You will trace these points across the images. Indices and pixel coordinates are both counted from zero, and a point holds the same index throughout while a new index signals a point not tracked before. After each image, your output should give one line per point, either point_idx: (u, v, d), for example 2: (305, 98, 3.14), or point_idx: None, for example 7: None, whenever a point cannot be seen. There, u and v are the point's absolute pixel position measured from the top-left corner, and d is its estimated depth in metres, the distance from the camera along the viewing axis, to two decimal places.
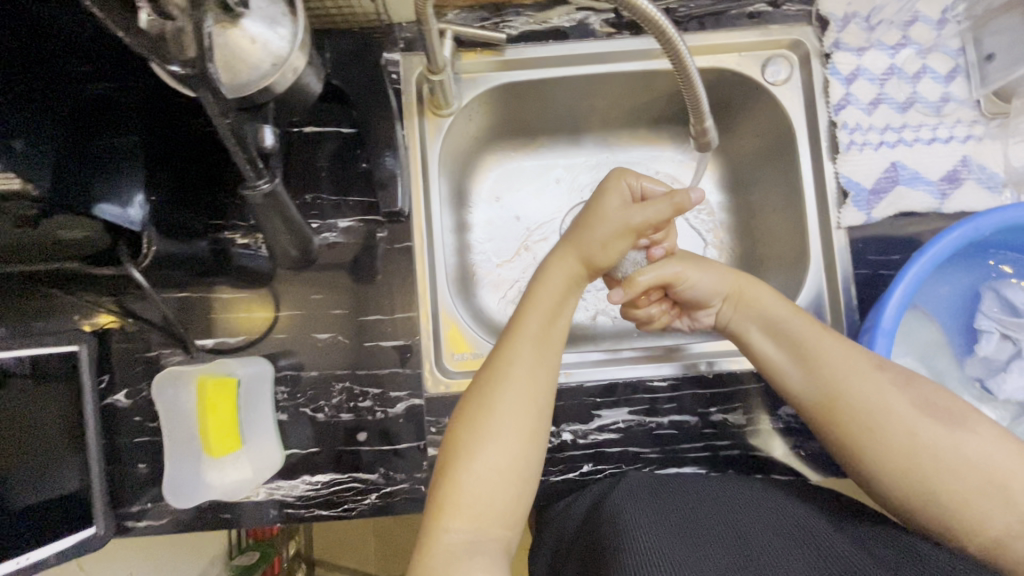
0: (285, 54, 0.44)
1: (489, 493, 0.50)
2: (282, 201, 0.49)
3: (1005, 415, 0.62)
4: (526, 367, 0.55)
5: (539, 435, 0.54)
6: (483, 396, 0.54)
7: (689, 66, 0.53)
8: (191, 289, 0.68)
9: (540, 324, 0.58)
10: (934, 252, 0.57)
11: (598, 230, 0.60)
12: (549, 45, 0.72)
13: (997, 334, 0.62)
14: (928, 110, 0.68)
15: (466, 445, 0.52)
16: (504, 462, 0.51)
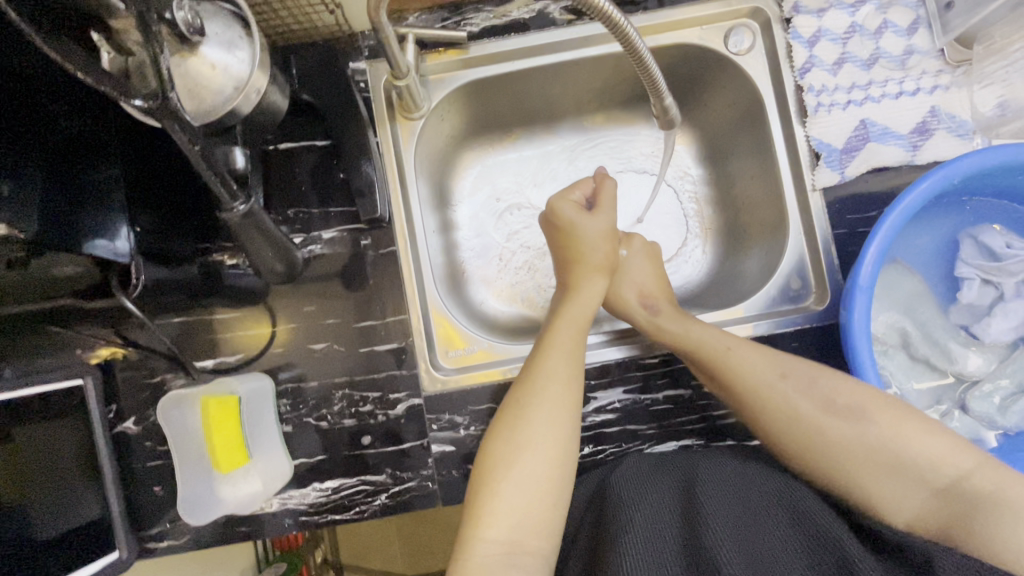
0: (246, 76, 0.45)
1: (529, 508, 0.52)
2: (262, 219, 0.50)
3: (994, 358, 0.62)
4: (558, 383, 0.58)
5: (573, 451, 0.55)
6: (519, 408, 0.57)
7: (641, 46, 0.53)
8: (188, 313, 0.70)
9: (568, 342, 0.61)
10: (907, 206, 0.57)
11: (592, 249, 0.67)
12: (511, 38, 0.73)
13: (977, 280, 0.62)
14: (893, 65, 0.68)
15: (503, 459, 0.54)
16: (541, 477, 0.53)
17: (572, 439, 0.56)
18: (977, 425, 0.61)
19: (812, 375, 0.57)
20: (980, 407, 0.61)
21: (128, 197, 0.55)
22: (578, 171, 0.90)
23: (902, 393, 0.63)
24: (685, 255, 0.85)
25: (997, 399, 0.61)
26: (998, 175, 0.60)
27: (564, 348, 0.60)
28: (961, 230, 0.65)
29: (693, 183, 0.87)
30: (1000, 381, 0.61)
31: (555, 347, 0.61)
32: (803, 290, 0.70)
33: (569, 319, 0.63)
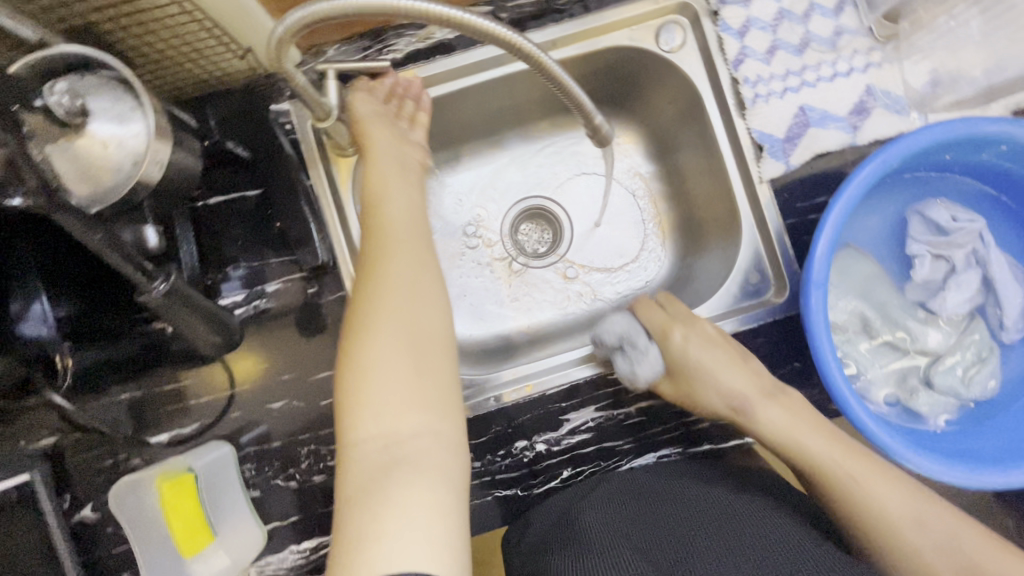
0: (143, 149, 0.42)
1: (404, 396, 0.48)
2: (190, 293, 0.47)
3: (951, 331, 0.63)
4: (397, 260, 0.53)
5: (429, 322, 0.52)
6: (359, 298, 0.51)
7: (557, 70, 0.50)
8: (134, 386, 0.66)
9: (399, 217, 0.57)
10: (850, 196, 0.56)
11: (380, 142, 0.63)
12: (438, 60, 0.71)
13: (927, 256, 0.62)
14: (823, 47, 0.68)
15: (358, 362, 0.48)
16: (409, 361, 0.49)
17: (433, 312, 0.52)
18: (943, 399, 0.62)
19: (950, 530, 0.53)
20: (945, 382, 0.61)
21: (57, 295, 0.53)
22: (528, 181, 0.89)
23: (869, 377, 0.63)
24: (644, 257, 0.86)
25: (959, 372, 0.61)
26: (936, 151, 0.60)
27: (396, 225, 0.56)
28: (907, 207, 0.64)
29: (644, 182, 0.86)
30: (960, 354, 0.62)
31: (392, 228, 0.56)
32: (762, 282, 0.69)
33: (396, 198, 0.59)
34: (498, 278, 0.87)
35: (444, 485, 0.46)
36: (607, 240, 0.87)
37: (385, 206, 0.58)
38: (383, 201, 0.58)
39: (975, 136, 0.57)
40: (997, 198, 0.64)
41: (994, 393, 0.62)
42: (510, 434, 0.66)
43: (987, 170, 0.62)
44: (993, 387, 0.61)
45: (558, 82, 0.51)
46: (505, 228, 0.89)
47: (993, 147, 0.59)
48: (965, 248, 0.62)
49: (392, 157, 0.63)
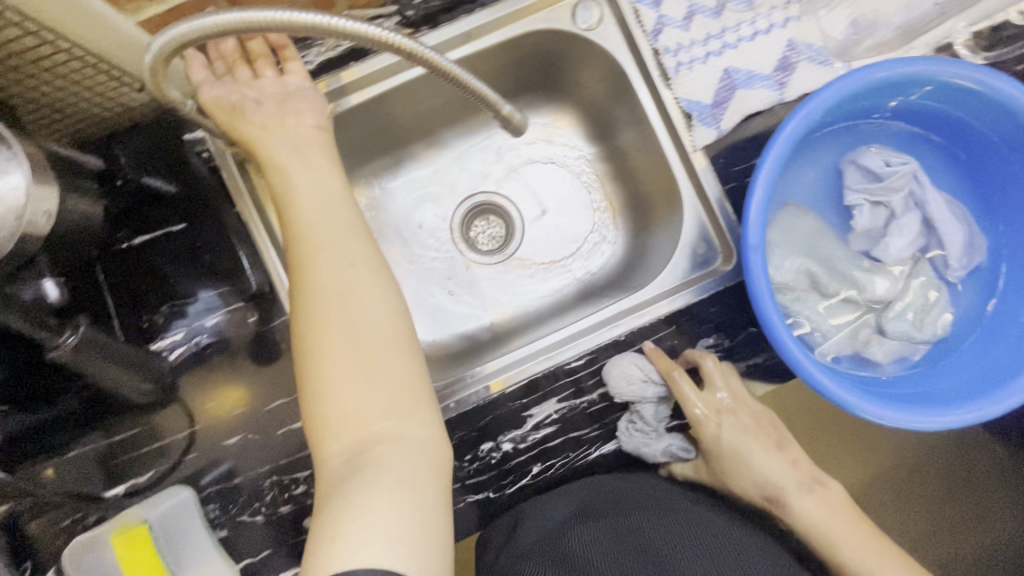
0: (23, 201, 0.39)
1: (363, 405, 0.47)
2: (105, 342, 0.46)
3: (899, 276, 0.63)
4: (329, 262, 0.50)
5: (373, 321, 0.49)
6: (301, 311, 0.49)
7: (448, 65, 0.47)
8: (82, 443, 0.63)
9: (320, 215, 0.53)
10: (778, 153, 0.56)
11: (254, 115, 0.58)
12: (351, 67, 0.68)
13: (867, 204, 0.62)
14: (741, 7, 0.67)
15: (311, 384, 0.47)
16: (360, 369, 0.47)
17: (375, 311, 0.49)
18: (897, 344, 0.62)
19: None
20: (897, 327, 0.61)
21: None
22: (470, 177, 0.87)
23: (823, 332, 0.63)
24: (597, 240, 0.85)
25: (910, 316, 0.61)
26: (861, 97, 0.59)
27: (322, 222, 0.52)
28: (842, 157, 0.64)
29: (586, 164, 0.85)
30: (910, 298, 0.62)
31: (317, 227, 0.52)
32: (709, 252, 0.68)
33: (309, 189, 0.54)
34: (454, 280, 0.86)
35: (410, 484, 0.45)
36: (559, 229, 0.86)
37: (302, 202, 0.53)
38: (299, 199, 0.54)
39: (897, 78, 0.56)
40: (927, 137, 0.64)
41: (945, 332, 0.62)
42: (475, 437, 0.65)
43: (914, 110, 0.62)
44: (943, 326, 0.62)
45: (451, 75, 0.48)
46: (454, 227, 0.87)
47: (916, 87, 0.58)
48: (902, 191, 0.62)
49: (305, 171, 0.55)
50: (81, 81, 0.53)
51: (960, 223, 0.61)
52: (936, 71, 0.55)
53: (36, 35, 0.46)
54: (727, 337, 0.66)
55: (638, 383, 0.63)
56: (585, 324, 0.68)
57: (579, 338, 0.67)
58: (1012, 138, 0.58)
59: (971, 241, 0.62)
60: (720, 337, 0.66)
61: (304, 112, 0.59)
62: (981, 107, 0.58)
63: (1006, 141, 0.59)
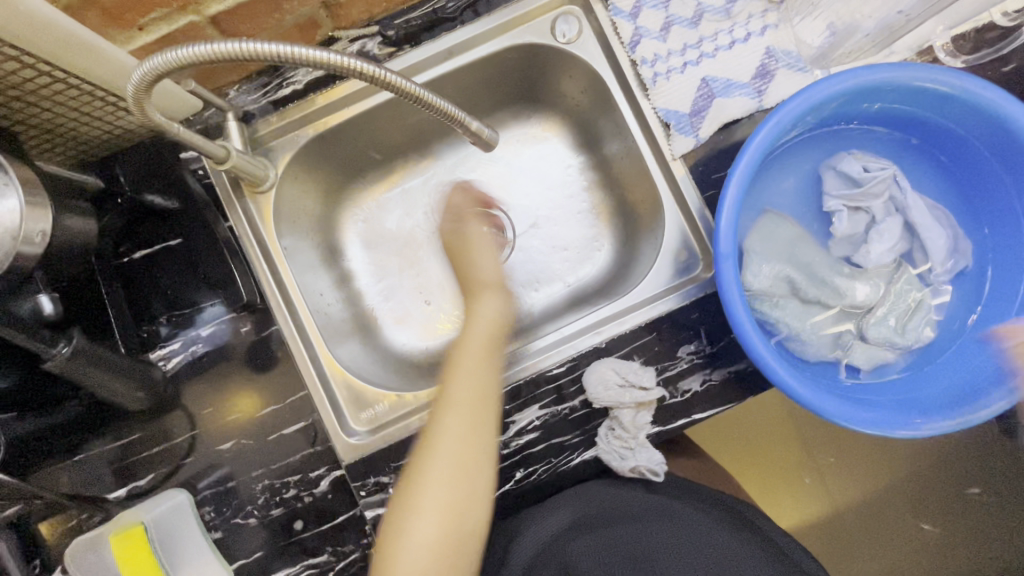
0: (18, 223, 0.43)
1: (429, 568, 0.53)
2: (96, 352, 0.49)
3: (881, 283, 0.62)
4: (462, 414, 0.57)
5: (473, 477, 0.56)
6: (429, 436, 0.58)
7: (413, 87, 0.49)
8: (85, 448, 0.67)
9: (477, 369, 0.60)
10: (748, 160, 0.56)
11: (479, 262, 0.71)
12: (338, 85, 0.71)
13: (845, 209, 0.62)
14: (718, 16, 0.67)
15: (398, 524, 0.55)
16: (445, 519, 0.54)
17: (480, 468, 0.57)
18: (881, 351, 0.61)
19: None
20: (879, 333, 0.61)
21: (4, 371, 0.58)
22: None
23: (803, 339, 0.62)
24: (586, 248, 0.86)
25: (892, 323, 0.61)
26: (837, 104, 0.60)
27: (473, 371, 0.60)
28: (821, 163, 0.64)
29: (575, 174, 0.86)
30: (892, 304, 0.61)
31: (460, 386, 0.59)
32: (691, 259, 0.69)
33: (466, 372, 0.60)
34: (446, 289, 0.88)
35: None
36: (549, 237, 0.87)
37: (458, 374, 0.60)
38: (454, 373, 0.60)
39: (871, 84, 0.57)
40: (910, 141, 0.63)
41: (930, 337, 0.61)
42: None
43: (894, 114, 0.61)
44: (928, 331, 0.61)
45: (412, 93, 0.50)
46: (446, 237, 0.89)
47: (892, 93, 0.58)
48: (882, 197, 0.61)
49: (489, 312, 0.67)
50: (80, 107, 0.57)
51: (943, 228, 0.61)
52: (910, 77, 0.55)
53: (34, 67, 0.50)
54: (708, 343, 0.66)
55: (616, 387, 0.64)
56: (568, 332, 0.70)
57: (561, 346, 0.68)
58: (993, 142, 0.58)
59: (955, 247, 0.62)
60: (701, 344, 0.66)
61: (483, 264, 0.71)
62: (959, 112, 0.58)
63: (987, 145, 0.59)
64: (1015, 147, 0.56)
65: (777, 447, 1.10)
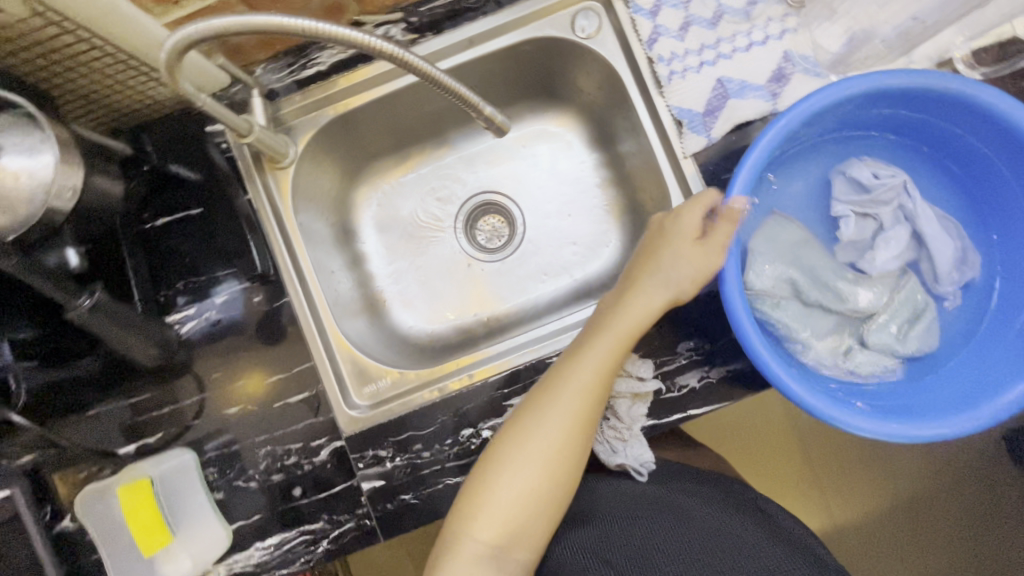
0: (51, 177, 0.45)
1: (513, 522, 0.57)
2: (115, 308, 0.51)
3: (885, 290, 0.62)
4: (575, 394, 0.59)
5: (574, 450, 0.59)
6: (537, 406, 0.59)
7: (433, 71, 0.50)
8: (100, 403, 0.70)
9: (605, 352, 0.60)
10: (754, 159, 0.57)
11: (669, 263, 0.62)
12: (361, 68, 0.73)
13: (853, 215, 0.62)
14: (737, 18, 0.68)
15: (488, 477, 0.58)
16: (538, 481, 0.58)
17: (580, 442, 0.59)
18: (881, 357, 0.62)
19: None
20: (880, 339, 0.61)
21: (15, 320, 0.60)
22: (476, 178, 0.91)
23: (803, 341, 0.62)
24: (595, 242, 0.87)
25: (894, 329, 0.61)
26: (848, 108, 0.60)
27: (598, 357, 0.60)
28: (831, 168, 0.64)
29: (588, 169, 0.88)
30: (894, 312, 0.61)
31: (580, 366, 0.59)
32: None
33: (592, 361, 0.59)
34: (454, 275, 0.89)
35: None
36: (559, 230, 0.88)
37: (585, 358, 0.60)
38: (582, 358, 0.60)
39: (884, 89, 0.57)
40: (923, 150, 0.63)
41: (934, 346, 0.61)
42: (456, 423, 0.68)
43: (908, 122, 0.62)
44: (932, 340, 0.61)
45: (429, 76, 0.51)
46: (458, 224, 0.90)
47: (905, 100, 0.59)
48: (890, 204, 0.62)
49: (641, 309, 0.61)
50: (115, 76, 0.60)
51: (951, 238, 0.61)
52: (923, 84, 0.55)
53: (73, 33, 0.52)
54: (707, 340, 0.67)
55: None
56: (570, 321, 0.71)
57: (560, 334, 0.70)
58: (1007, 153, 0.58)
59: (963, 257, 0.62)
60: (700, 340, 0.67)
61: (684, 266, 0.61)
62: (972, 121, 0.58)
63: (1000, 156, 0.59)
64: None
65: (776, 455, 1.10)
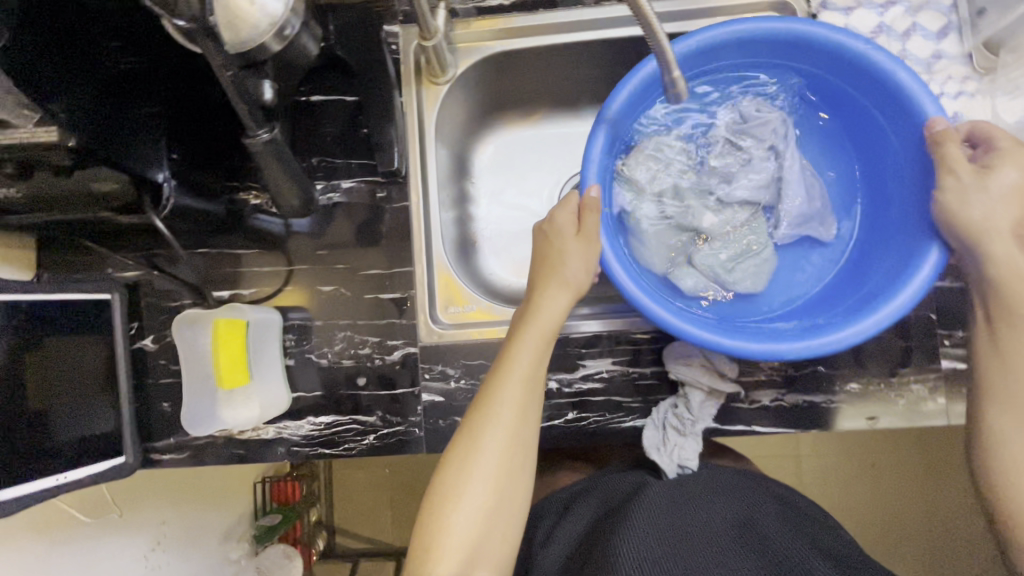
0: (280, 15, 0.48)
1: (473, 549, 0.57)
2: (282, 148, 0.54)
3: (730, 220, 0.72)
4: (510, 411, 0.60)
5: (519, 465, 0.60)
6: (473, 433, 0.59)
7: (659, 27, 0.51)
8: (210, 246, 0.75)
9: (528, 366, 0.61)
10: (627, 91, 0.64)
11: (569, 259, 0.64)
12: (541, 13, 0.76)
13: (722, 143, 0.73)
14: (918, 67, 0.69)
15: (442, 506, 0.58)
16: (487, 508, 0.58)
17: (513, 460, 0.60)
18: (704, 280, 0.70)
19: None
20: (705, 262, 0.70)
21: (169, 133, 0.61)
22: None
23: (645, 243, 0.71)
24: None
25: (722, 257, 0.71)
26: (750, 52, 0.67)
27: (520, 375, 0.61)
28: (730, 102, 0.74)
29: None
30: (727, 243, 0.71)
31: (503, 386, 0.60)
32: None
33: (521, 368, 0.61)
34: None
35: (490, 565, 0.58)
36: None
37: (508, 375, 0.61)
38: (504, 370, 0.61)
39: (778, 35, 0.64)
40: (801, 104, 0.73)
41: (756, 281, 0.70)
42: None
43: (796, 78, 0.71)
44: (756, 277, 0.70)
45: (655, 38, 0.52)
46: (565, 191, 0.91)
47: (800, 51, 0.66)
48: (767, 141, 0.72)
49: (550, 317, 0.63)
50: None
51: (805, 193, 0.70)
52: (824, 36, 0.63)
53: None
54: (791, 364, 0.69)
55: (696, 365, 0.67)
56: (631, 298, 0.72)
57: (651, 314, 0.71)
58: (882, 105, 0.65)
59: (821, 216, 0.71)
60: (784, 363, 0.69)
61: (576, 263, 0.64)
62: (853, 71, 0.65)
63: (887, 117, 0.65)
64: (896, 109, 0.63)
65: None
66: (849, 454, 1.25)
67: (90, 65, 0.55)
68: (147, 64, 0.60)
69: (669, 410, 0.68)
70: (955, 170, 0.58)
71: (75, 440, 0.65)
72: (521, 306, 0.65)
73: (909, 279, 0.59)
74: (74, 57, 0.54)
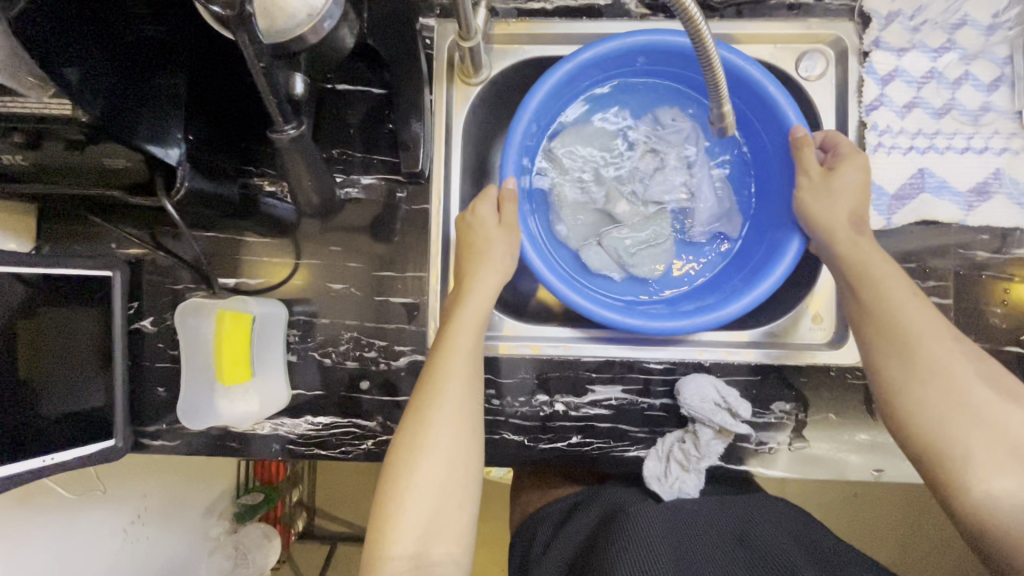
0: (320, 5, 0.46)
1: (431, 525, 0.56)
2: (309, 145, 0.52)
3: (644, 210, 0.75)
4: (458, 388, 0.59)
5: (473, 442, 0.59)
6: (422, 412, 0.59)
7: (714, 53, 0.52)
8: (219, 230, 0.73)
9: (468, 343, 0.62)
10: (547, 86, 0.66)
11: (493, 245, 0.66)
12: (581, 22, 0.73)
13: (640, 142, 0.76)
14: (965, 118, 0.67)
15: (397, 486, 0.56)
16: (444, 484, 0.57)
17: (464, 436, 0.59)
18: (609, 260, 0.74)
19: None
20: (613, 244, 0.73)
21: (188, 109, 0.56)
22: None
23: (564, 224, 0.75)
24: None
25: (628, 242, 0.74)
26: (662, 61, 0.71)
27: (462, 350, 0.61)
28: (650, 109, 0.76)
29: None
30: (635, 230, 0.74)
31: (446, 364, 0.60)
32: (818, 326, 0.70)
33: (463, 345, 0.61)
34: None
35: (452, 539, 0.56)
36: None
37: (452, 348, 0.61)
38: (441, 348, 0.61)
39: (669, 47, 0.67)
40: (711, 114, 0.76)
41: (655, 266, 0.74)
42: (534, 385, 0.69)
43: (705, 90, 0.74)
44: (655, 263, 0.74)
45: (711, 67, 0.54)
46: None
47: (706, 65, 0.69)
48: (679, 146, 0.74)
49: (482, 300, 0.64)
50: None
51: (714, 197, 0.74)
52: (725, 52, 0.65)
53: None
54: (802, 409, 0.68)
55: (710, 404, 0.65)
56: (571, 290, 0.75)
57: (669, 346, 0.69)
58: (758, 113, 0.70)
59: (726, 216, 0.75)
60: (795, 408, 0.68)
61: (497, 251, 0.66)
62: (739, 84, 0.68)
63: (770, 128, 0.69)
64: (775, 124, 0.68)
65: None
66: (837, 484, 1.23)
67: (114, 37, 0.52)
68: (172, 33, 0.55)
69: (675, 444, 0.67)
70: (808, 172, 0.64)
71: (64, 421, 0.63)
72: (453, 292, 0.66)
73: (775, 266, 0.64)
74: (92, 25, 0.50)
